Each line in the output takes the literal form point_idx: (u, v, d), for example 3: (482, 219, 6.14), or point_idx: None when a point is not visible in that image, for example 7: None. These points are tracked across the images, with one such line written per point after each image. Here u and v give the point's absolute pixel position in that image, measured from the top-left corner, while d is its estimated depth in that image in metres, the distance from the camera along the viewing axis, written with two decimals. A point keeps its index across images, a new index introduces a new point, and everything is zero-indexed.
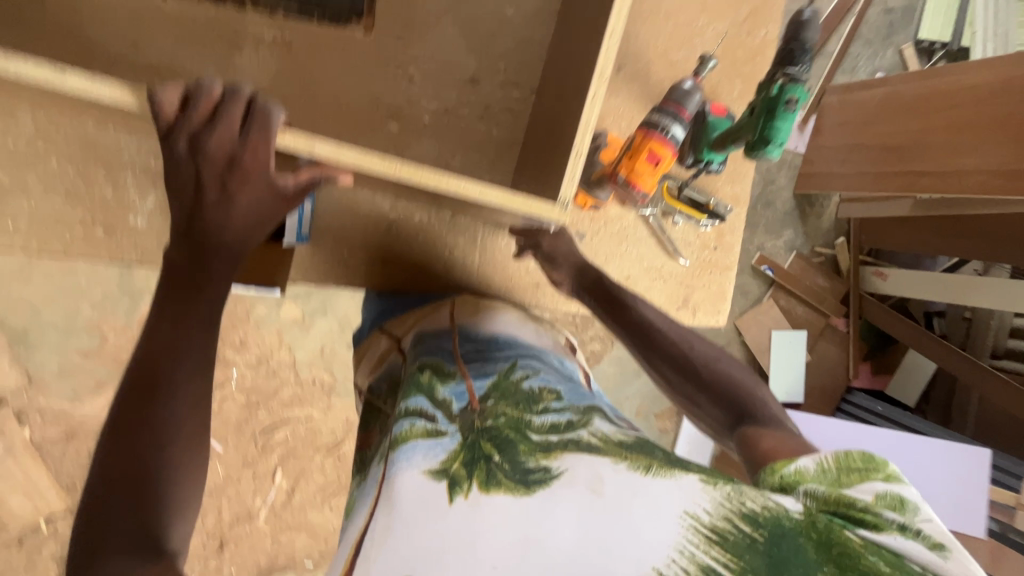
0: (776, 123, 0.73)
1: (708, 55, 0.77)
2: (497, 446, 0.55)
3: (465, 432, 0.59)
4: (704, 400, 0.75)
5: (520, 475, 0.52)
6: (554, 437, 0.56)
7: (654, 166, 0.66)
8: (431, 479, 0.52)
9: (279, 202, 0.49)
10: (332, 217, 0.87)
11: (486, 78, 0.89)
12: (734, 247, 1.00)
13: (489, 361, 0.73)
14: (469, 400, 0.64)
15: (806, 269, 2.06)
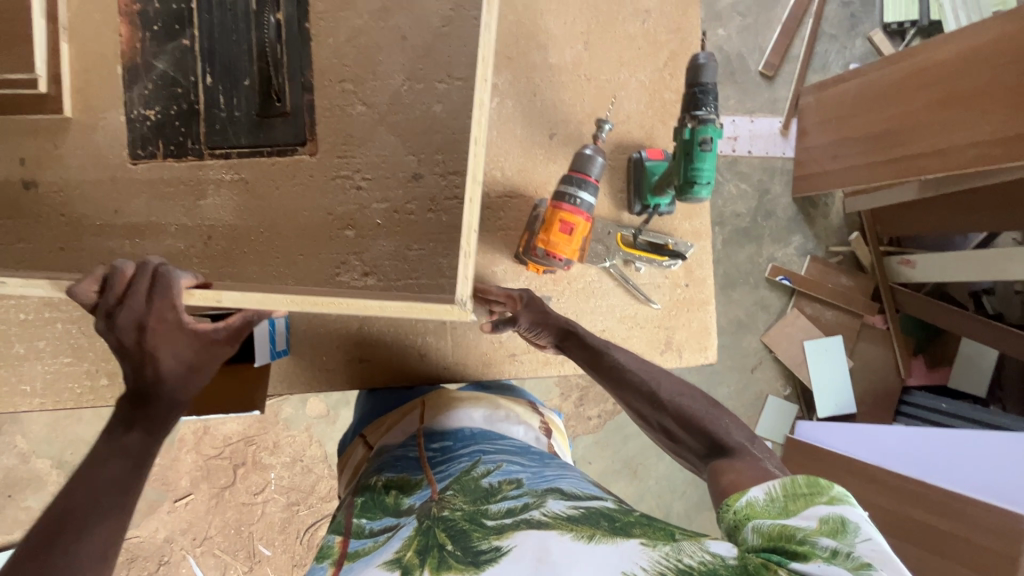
0: (697, 164, 0.73)
1: (605, 118, 0.77)
2: (451, 536, 0.56)
3: (422, 519, 0.62)
4: (677, 434, 0.77)
5: (472, 558, 0.52)
6: (508, 519, 0.57)
7: (569, 235, 0.67)
8: (386, 570, 0.54)
9: (204, 349, 0.54)
10: (307, 327, 0.93)
11: (428, 170, 0.94)
12: (707, 280, 0.98)
13: (451, 462, 0.75)
14: (429, 495, 0.68)
15: (826, 271, 1.97)
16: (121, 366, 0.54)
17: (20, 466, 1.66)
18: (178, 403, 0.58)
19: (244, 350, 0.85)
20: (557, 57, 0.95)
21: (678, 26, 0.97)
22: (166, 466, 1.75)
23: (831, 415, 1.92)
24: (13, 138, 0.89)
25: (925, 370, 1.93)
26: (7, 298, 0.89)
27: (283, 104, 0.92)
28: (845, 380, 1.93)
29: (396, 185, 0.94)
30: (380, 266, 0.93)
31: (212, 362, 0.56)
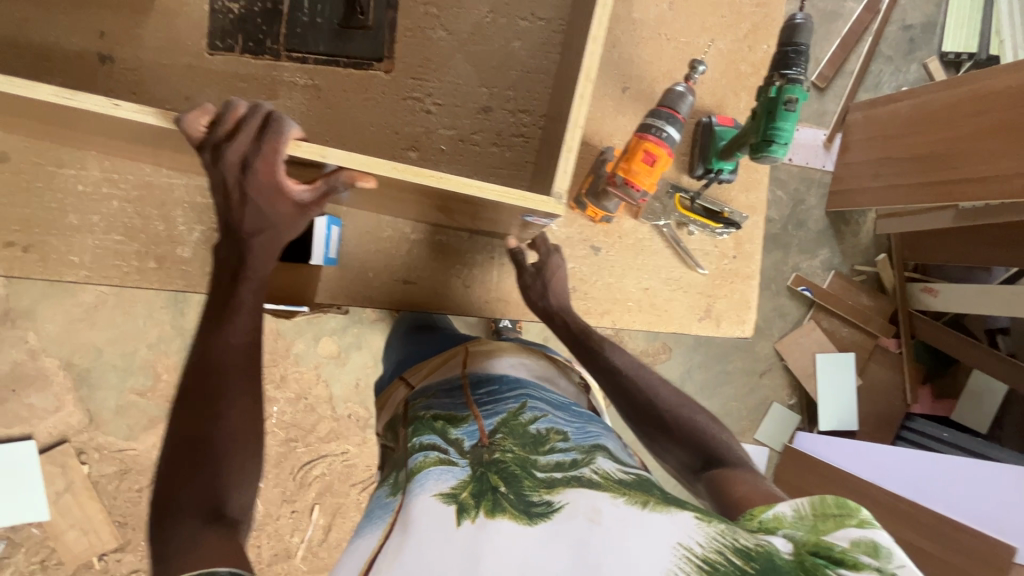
0: (778, 123, 0.74)
1: (699, 61, 0.77)
2: (503, 479, 0.61)
3: (474, 464, 0.65)
4: (672, 447, 0.80)
5: (524, 506, 0.57)
6: (557, 474, 0.61)
7: (649, 166, 0.68)
8: (442, 502, 0.59)
9: (299, 204, 0.64)
10: (359, 241, 0.93)
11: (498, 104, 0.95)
12: (755, 255, 0.98)
13: (499, 401, 0.77)
14: (479, 437, 0.71)
15: (848, 288, 1.97)
16: (224, 201, 0.63)
17: (28, 362, 1.67)
18: (264, 248, 0.67)
19: (300, 250, 0.88)
20: (641, 12, 0.96)
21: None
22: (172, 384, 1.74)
23: (833, 430, 1.94)
24: (97, 9, 0.89)
25: (930, 400, 1.94)
26: (68, 167, 0.89)
27: (366, 18, 0.92)
28: (851, 398, 1.94)
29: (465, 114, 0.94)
30: None
31: (298, 220, 0.66)
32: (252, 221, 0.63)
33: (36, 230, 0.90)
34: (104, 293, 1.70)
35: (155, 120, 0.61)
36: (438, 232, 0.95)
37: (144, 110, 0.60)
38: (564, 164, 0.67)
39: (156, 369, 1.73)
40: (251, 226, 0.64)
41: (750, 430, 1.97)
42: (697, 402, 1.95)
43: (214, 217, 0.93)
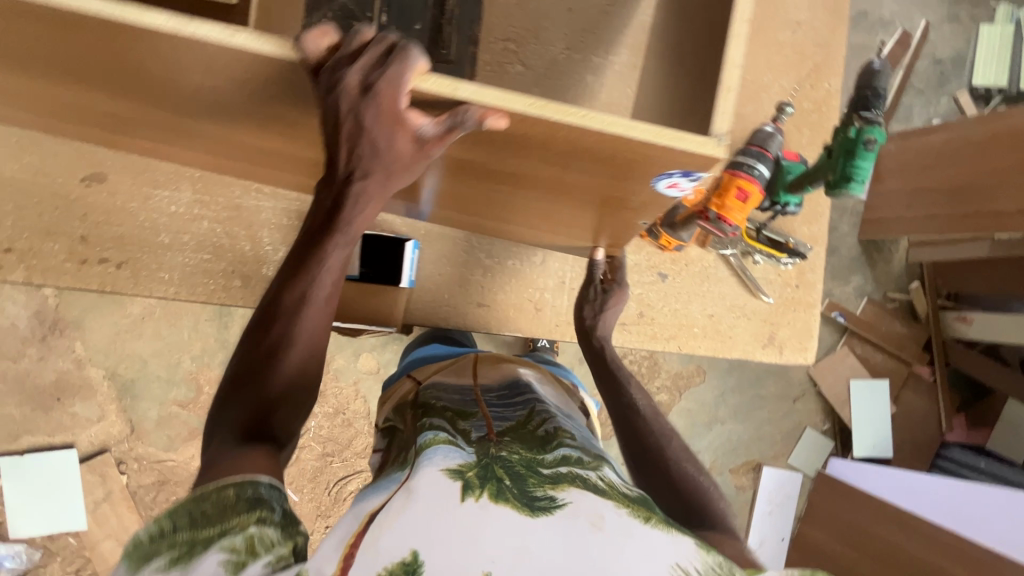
0: (857, 162, 0.78)
1: (786, 102, 0.79)
2: (509, 474, 0.62)
3: (481, 453, 0.67)
4: (661, 493, 0.78)
5: (527, 500, 0.57)
6: (563, 472, 0.63)
7: (742, 202, 0.71)
8: (448, 477, 0.60)
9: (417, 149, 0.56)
10: (436, 264, 0.97)
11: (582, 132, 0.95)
12: (817, 284, 1.01)
13: (507, 407, 0.82)
14: (486, 432, 0.74)
15: (881, 315, 1.99)
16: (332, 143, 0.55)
17: (75, 371, 1.70)
18: (367, 197, 0.60)
19: (387, 272, 0.92)
20: None
21: (824, 41, 1.02)
22: (212, 395, 1.77)
23: (867, 457, 1.93)
24: None
25: (965, 429, 1.94)
26: (163, 189, 0.94)
27: (448, 52, 0.97)
28: (885, 424, 1.94)
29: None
30: None
31: (416, 162, 0.58)
32: (361, 163, 0.56)
33: (130, 248, 0.94)
34: (151, 305, 1.73)
35: (271, 48, 0.48)
36: (512, 256, 0.98)
37: (229, 32, 0.47)
38: (723, 101, 0.57)
39: (198, 381, 1.75)
40: (360, 167, 0.57)
41: (783, 454, 1.97)
42: (730, 426, 1.95)
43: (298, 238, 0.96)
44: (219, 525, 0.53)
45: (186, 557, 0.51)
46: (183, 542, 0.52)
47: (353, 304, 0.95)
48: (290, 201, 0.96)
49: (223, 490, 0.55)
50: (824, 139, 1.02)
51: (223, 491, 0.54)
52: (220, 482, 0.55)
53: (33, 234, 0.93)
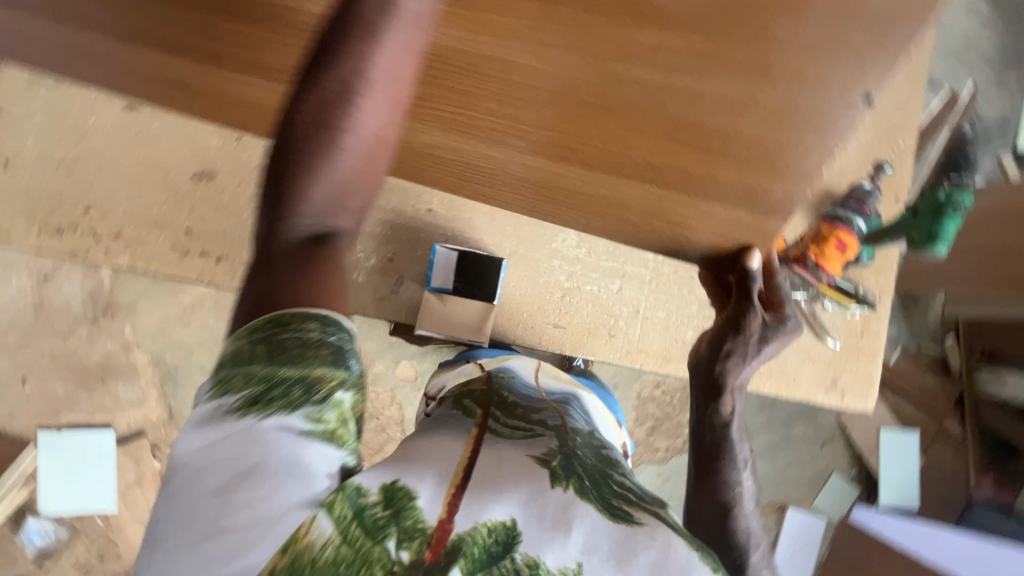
0: (943, 222, 0.82)
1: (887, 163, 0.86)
2: (589, 476, 0.59)
3: (560, 444, 0.64)
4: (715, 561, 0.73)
5: (605, 505, 0.56)
6: (636, 494, 0.59)
7: (841, 252, 0.76)
8: (534, 462, 0.59)
9: None
10: (519, 283, 1.01)
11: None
12: (881, 334, 1.04)
13: (574, 411, 0.77)
14: (561, 423, 0.70)
15: (913, 367, 2.01)
16: None
17: (121, 354, 1.62)
18: None
19: (480, 289, 0.97)
20: None
21: (903, 103, 1.07)
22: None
23: (893, 507, 1.93)
24: None
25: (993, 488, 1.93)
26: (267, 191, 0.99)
27: None
28: (912, 476, 1.95)
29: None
30: (594, 245, 1.02)
31: None
32: None
33: (230, 244, 0.99)
34: (203, 295, 1.63)
35: None
36: (590, 281, 1.02)
37: None
38: None
39: None
40: None
41: (808, 497, 1.97)
42: (757, 464, 1.96)
43: (389, 247, 1.01)
44: (300, 370, 0.59)
45: (278, 399, 0.57)
46: (262, 380, 0.58)
47: (444, 318, 0.97)
48: (385, 212, 1.00)
49: (301, 329, 0.60)
50: (896, 195, 1.06)
51: (301, 335, 0.60)
52: (292, 324, 0.61)
53: (143, 223, 0.98)
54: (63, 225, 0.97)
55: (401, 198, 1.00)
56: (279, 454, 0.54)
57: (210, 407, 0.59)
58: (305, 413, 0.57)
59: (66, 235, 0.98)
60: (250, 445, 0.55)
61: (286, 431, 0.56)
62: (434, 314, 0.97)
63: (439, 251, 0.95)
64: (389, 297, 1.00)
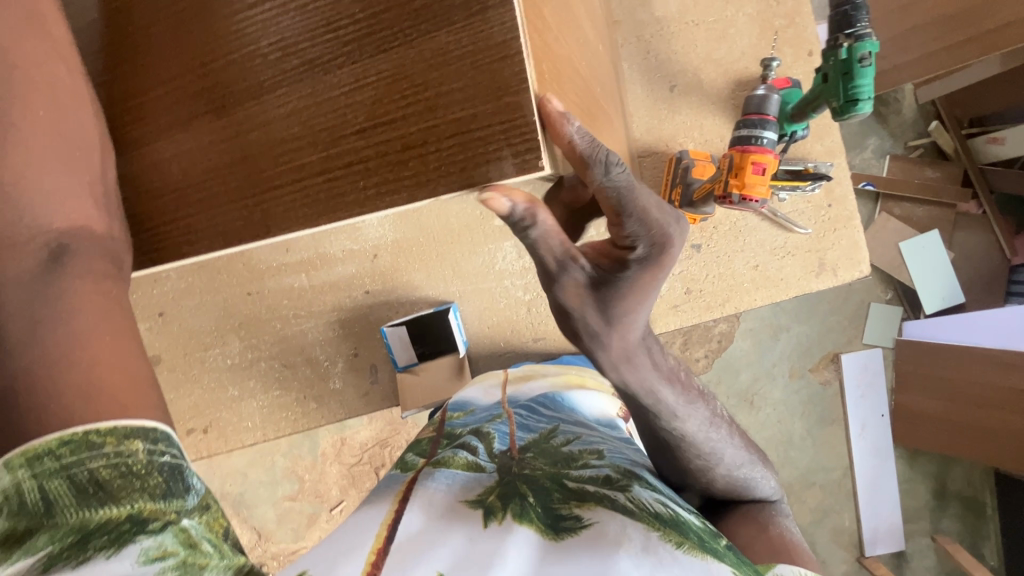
0: (857, 82, 0.75)
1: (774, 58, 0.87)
2: (533, 488, 0.52)
3: (500, 469, 0.56)
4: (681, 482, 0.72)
5: (551, 519, 0.47)
6: (589, 487, 0.52)
7: (760, 174, 0.80)
8: (465, 504, 0.49)
9: None
10: (484, 317, 0.99)
11: (376, 51, 0.39)
12: (849, 196, 0.98)
13: (532, 415, 0.72)
14: (509, 443, 0.63)
15: (908, 169, 1.88)
16: None
17: None
18: None
19: (446, 342, 0.98)
20: (663, 9, 0.96)
21: None
22: (315, 480, 1.70)
23: (940, 309, 1.86)
24: None
25: None
26: (213, 348, 0.98)
27: None
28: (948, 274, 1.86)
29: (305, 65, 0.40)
30: None
31: None
32: None
33: (208, 411, 1.00)
34: None
35: None
36: None
37: None
38: None
39: (299, 471, 1.70)
40: None
41: (856, 336, 1.86)
42: (796, 329, 1.85)
43: (350, 344, 0.99)
44: (125, 506, 0.38)
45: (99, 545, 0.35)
46: (72, 531, 0.36)
47: (425, 388, 0.98)
48: (328, 314, 0.98)
49: (120, 452, 0.39)
50: (808, 48, 0.97)
51: (120, 462, 0.39)
52: (102, 448, 0.39)
53: None
54: None
55: (335, 294, 0.98)
56: None
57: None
58: (142, 556, 0.35)
59: None
60: None
61: None
62: (414, 390, 0.98)
63: (388, 332, 0.95)
64: (372, 388, 1.00)
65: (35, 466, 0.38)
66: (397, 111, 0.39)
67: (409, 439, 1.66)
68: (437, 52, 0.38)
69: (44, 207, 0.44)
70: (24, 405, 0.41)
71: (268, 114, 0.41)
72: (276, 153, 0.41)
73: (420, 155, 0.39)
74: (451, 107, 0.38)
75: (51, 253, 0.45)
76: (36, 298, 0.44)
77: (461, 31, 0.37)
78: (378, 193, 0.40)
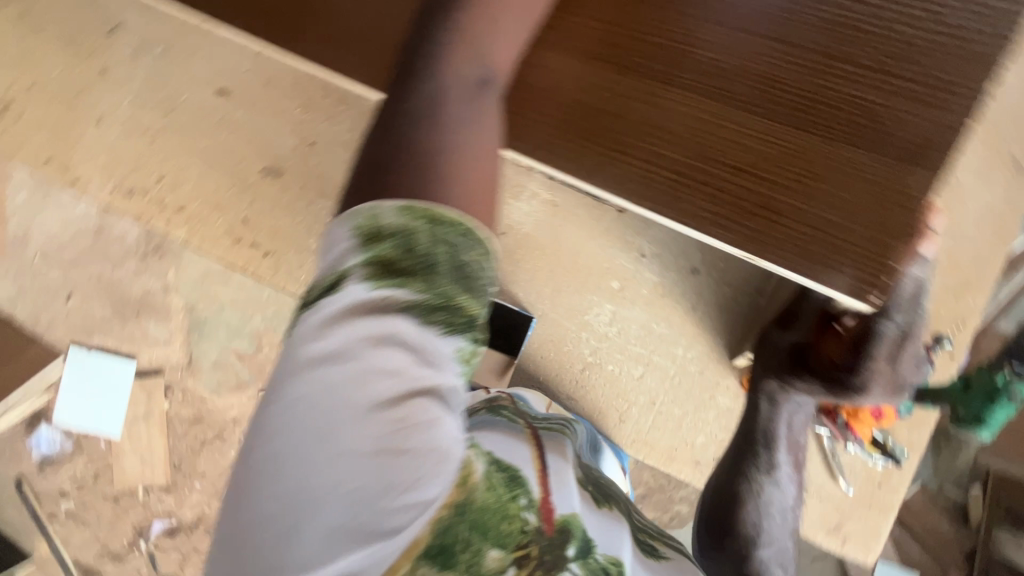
0: (991, 410, 0.78)
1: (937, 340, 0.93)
2: (620, 506, 0.60)
3: (588, 470, 0.63)
4: (724, 548, 0.78)
5: (637, 538, 0.57)
6: (654, 529, 0.61)
7: (874, 418, 0.85)
8: (578, 482, 0.57)
9: None
10: (543, 345, 1.02)
11: (796, 132, 0.51)
12: (901, 491, 0.98)
13: (583, 440, 0.76)
14: (581, 449, 0.69)
15: (930, 509, 1.69)
16: None
17: None
18: None
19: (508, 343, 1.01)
20: None
21: (986, 260, 1.00)
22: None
23: None
24: None
25: None
26: (326, 201, 1.02)
27: None
28: None
29: (732, 106, 0.51)
30: (626, 326, 1.00)
31: None
32: None
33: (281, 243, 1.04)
34: None
35: None
36: (612, 362, 1.01)
37: None
38: None
39: None
40: None
41: None
42: None
43: None
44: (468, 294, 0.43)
45: (439, 323, 0.41)
46: (421, 297, 0.41)
47: None
48: None
49: (474, 244, 0.43)
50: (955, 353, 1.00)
51: (476, 253, 0.43)
52: (463, 236, 0.42)
53: (207, 205, 1.05)
54: (133, 186, 1.07)
55: None
56: (429, 390, 0.40)
57: (361, 297, 0.40)
58: (460, 352, 0.42)
59: (146, 198, 1.06)
60: (400, 371, 0.40)
61: (434, 358, 0.41)
62: None
63: None
64: None
65: (431, 221, 0.42)
66: (778, 180, 0.50)
67: None
68: (841, 164, 0.50)
69: (489, 47, 0.51)
70: (418, 166, 0.45)
71: (663, 111, 0.52)
72: (659, 142, 0.52)
73: (770, 219, 0.50)
74: (813, 206, 0.49)
75: (479, 83, 0.51)
76: (470, 99, 0.50)
77: (880, 166, 0.49)
78: (718, 221, 0.50)
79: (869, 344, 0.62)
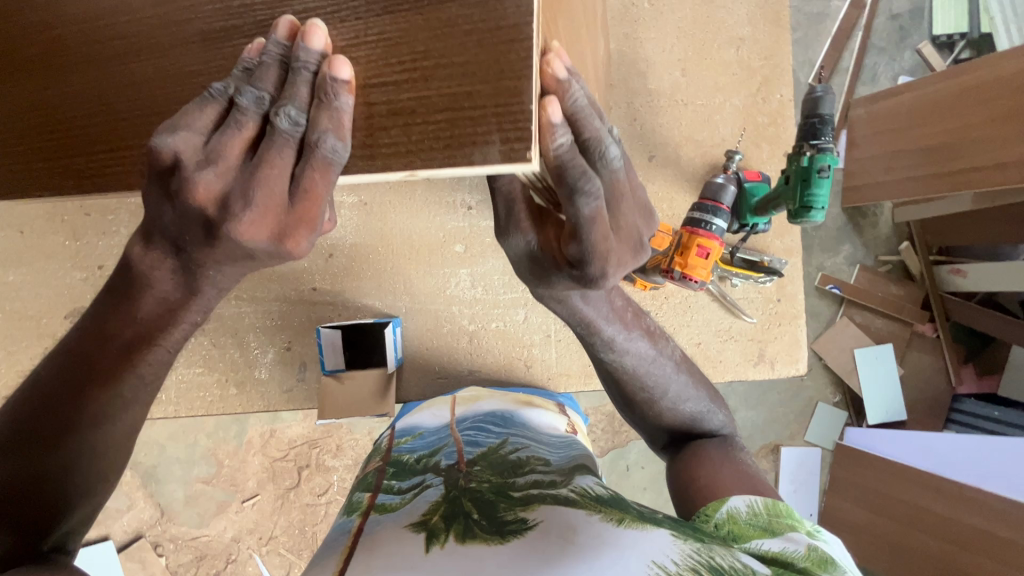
0: (813, 190, 0.79)
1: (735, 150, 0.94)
2: (477, 505, 0.51)
3: (449, 486, 0.56)
4: (649, 421, 0.84)
5: (497, 527, 0.48)
6: (534, 491, 0.54)
7: (704, 258, 0.84)
8: (411, 530, 0.48)
9: None
10: (425, 337, 0.99)
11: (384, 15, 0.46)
12: (799, 295, 1.01)
13: (478, 433, 0.71)
14: (457, 459, 0.64)
15: (874, 281, 1.77)
16: None
17: None
18: None
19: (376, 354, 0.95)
20: (656, 83, 1.00)
21: (770, 53, 1.00)
22: (234, 467, 1.62)
23: (882, 423, 1.75)
24: None
25: (974, 379, 1.74)
26: None
27: None
28: (895, 390, 1.74)
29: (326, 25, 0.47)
30: (488, 280, 0.98)
31: None
32: None
33: None
34: None
35: None
36: (494, 318, 0.99)
37: None
38: None
39: (218, 456, 1.61)
40: None
41: (798, 433, 1.79)
42: (742, 414, 1.78)
43: (284, 337, 0.98)
44: None
45: None
46: None
47: (345, 400, 0.95)
48: (270, 302, 0.97)
49: None
50: (784, 150, 1.02)
51: None
52: None
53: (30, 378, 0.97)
54: None
55: (282, 284, 0.97)
56: None
57: None
58: None
59: None
60: None
61: None
62: (336, 396, 0.95)
63: (323, 333, 0.93)
64: (297, 385, 0.98)
65: None
66: (393, 75, 0.46)
67: (340, 445, 1.59)
68: (441, 24, 0.45)
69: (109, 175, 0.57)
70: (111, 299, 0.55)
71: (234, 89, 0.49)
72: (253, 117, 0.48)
73: (406, 121, 0.45)
74: (434, 81, 0.45)
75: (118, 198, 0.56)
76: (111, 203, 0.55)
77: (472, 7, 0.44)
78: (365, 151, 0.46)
79: (579, 230, 0.50)
